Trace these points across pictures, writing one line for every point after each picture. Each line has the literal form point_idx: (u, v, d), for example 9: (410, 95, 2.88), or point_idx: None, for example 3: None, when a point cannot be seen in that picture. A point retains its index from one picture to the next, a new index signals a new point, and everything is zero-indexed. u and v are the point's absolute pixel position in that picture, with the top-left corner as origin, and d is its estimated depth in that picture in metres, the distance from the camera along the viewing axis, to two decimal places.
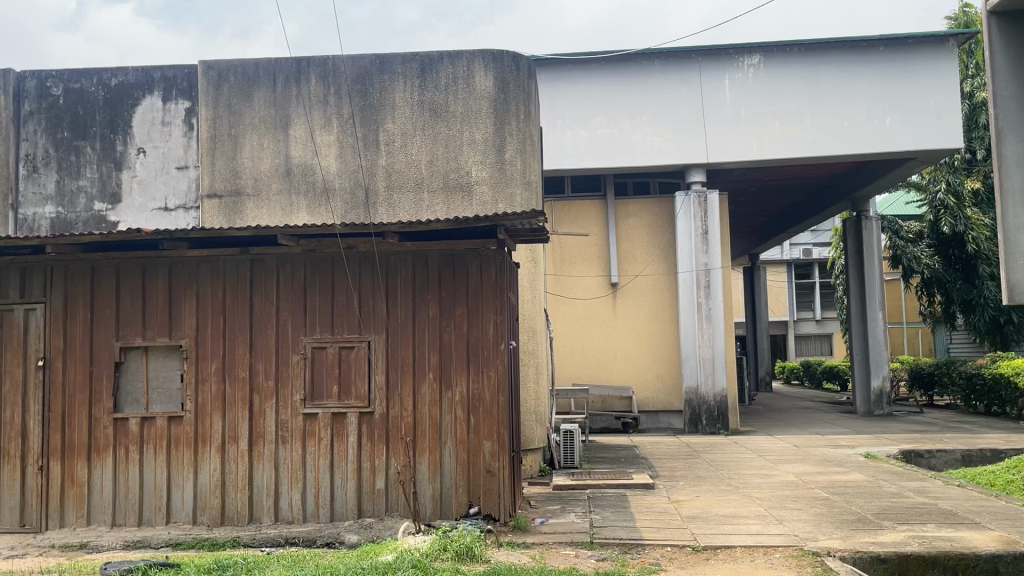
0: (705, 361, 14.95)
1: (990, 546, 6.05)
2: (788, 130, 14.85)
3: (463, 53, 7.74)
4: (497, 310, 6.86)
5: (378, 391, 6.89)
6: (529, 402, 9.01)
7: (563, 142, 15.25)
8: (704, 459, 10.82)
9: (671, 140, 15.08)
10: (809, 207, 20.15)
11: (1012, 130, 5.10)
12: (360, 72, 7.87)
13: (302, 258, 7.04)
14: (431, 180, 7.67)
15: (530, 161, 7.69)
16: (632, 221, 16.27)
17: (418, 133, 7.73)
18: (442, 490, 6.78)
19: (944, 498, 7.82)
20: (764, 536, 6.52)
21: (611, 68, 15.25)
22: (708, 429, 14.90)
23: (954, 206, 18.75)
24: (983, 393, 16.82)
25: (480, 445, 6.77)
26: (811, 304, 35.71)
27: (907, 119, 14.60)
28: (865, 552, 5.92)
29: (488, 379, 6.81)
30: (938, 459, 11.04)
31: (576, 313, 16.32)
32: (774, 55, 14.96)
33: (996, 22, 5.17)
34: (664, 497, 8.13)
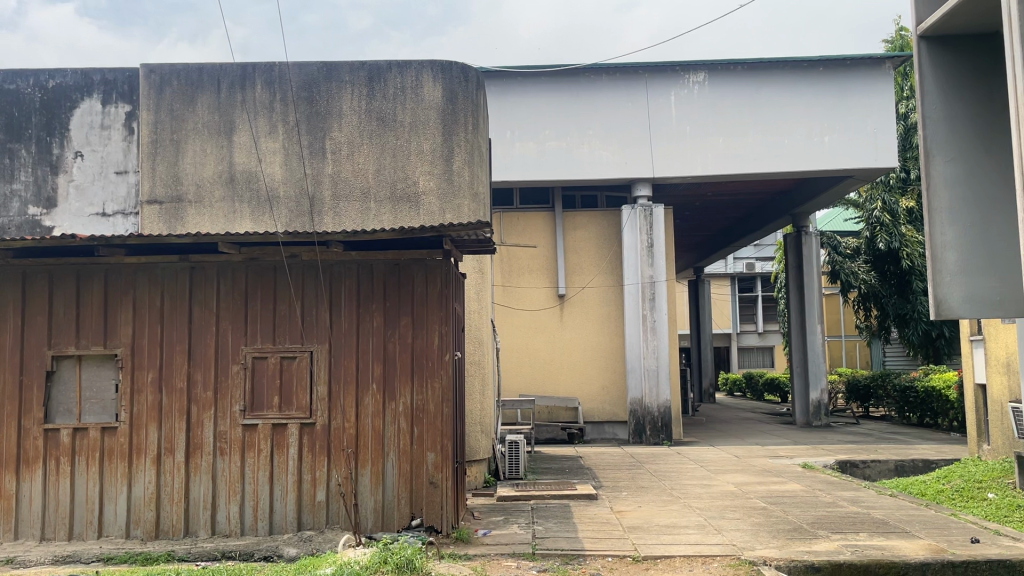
0: (649, 372, 15.11)
1: (919, 553, 6.23)
2: (732, 146, 15.15)
3: (412, 62, 7.72)
4: (442, 321, 6.85)
5: (320, 402, 6.81)
6: (473, 413, 8.97)
7: (511, 154, 15.33)
8: (647, 469, 10.92)
9: (618, 154, 15.27)
10: (752, 222, 20.55)
11: (940, 151, 5.27)
12: (307, 80, 7.76)
13: (243, 266, 6.93)
14: (378, 190, 7.59)
15: (478, 172, 7.68)
16: (579, 233, 16.41)
17: (365, 142, 7.66)
18: (384, 501, 6.72)
19: (877, 507, 8.02)
20: (703, 546, 6.60)
21: (559, 81, 15.37)
22: (652, 439, 15.07)
23: (889, 223, 19.38)
24: (917, 405, 17.32)
25: (423, 456, 6.74)
26: (754, 318, 36.39)
27: (845, 139, 15.04)
28: (800, 560, 6.05)
29: (432, 390, 6.79)
30: (872, 469, 11.34)
31: (524, 323, 16.35)
32: (719, 73, 15.27)
33: (927, 46, 5.36)
34: (606, 507, 8.18)
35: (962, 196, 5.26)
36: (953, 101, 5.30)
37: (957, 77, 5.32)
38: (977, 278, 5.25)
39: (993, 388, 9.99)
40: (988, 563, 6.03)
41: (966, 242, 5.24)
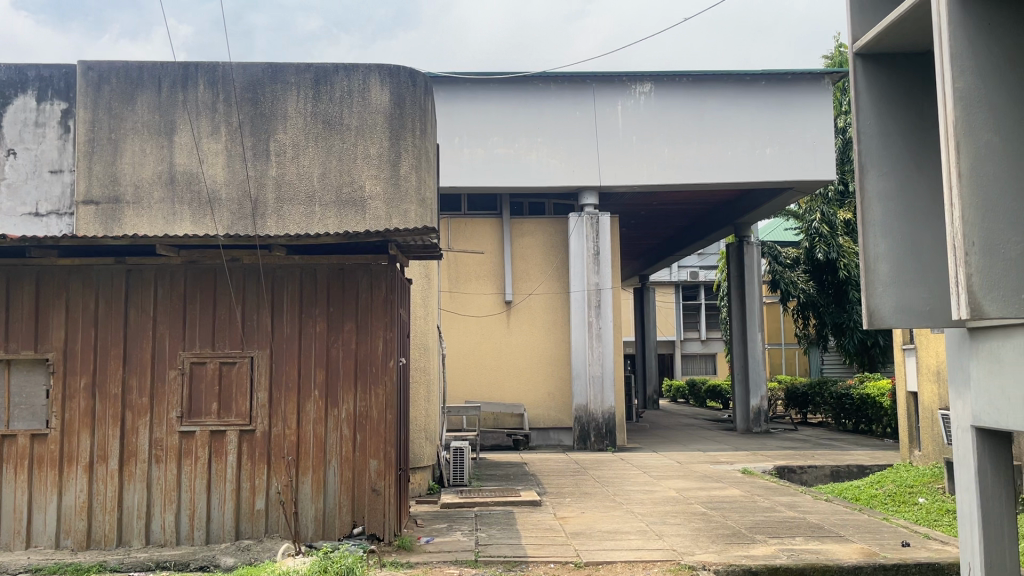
0: (594, 379, 15.26)
1: (852, 557, 6.40)
2: (677, 157, 15.39)
3: (358, 66, 7.56)
4: (387, 325, 6.80)
5: (260, 408, 6.69)
6: (418, 419, 8.92)
7: (460, 160, 15.30)
8: (591, 476, 10.99)
9: (565, 163, 15.40)
10: (695, 232, 20.88)
11: (873, 166, 5.43)
12: (251, 81, 7.53)
13: (182, 269, 6.78)
14: (323, 193, 7.38)
15: (425, 177, 7.58)
16: (526, 240, 16.48)
17: (310, 145, 7.44)
18: (325, 510, 6.64)
19: (813, 512, 8.21)
20: (644, 551, 6.67)
21: (507, 89, 15.42)
22: (597, 445, 15.20)
23: (827, 234, 19.95)
24: (852, 411, 17.79)
25: (366, 463, 6.68)
26: (697, 325, 36.99)
27: (786, 151, 15.40)
28: (738, 564, 6.16)
29: (376, 396, 6.74)
30: (809, 475, 11.61)
31: (470, 330, 16.32)
32: (664, 84, 15.49)
33: (862, 63, 5.50)
34: (549, 513, 8.22)
35: (893, 209, 5.42)
36: (886, 118, 5.46)
37: (891, 93, 5.47)
38: (907, 289, 5.41)
39: (924, 396, 10.29)
40: (918, 566, 6.19)
41: (896, 255, 5.42)
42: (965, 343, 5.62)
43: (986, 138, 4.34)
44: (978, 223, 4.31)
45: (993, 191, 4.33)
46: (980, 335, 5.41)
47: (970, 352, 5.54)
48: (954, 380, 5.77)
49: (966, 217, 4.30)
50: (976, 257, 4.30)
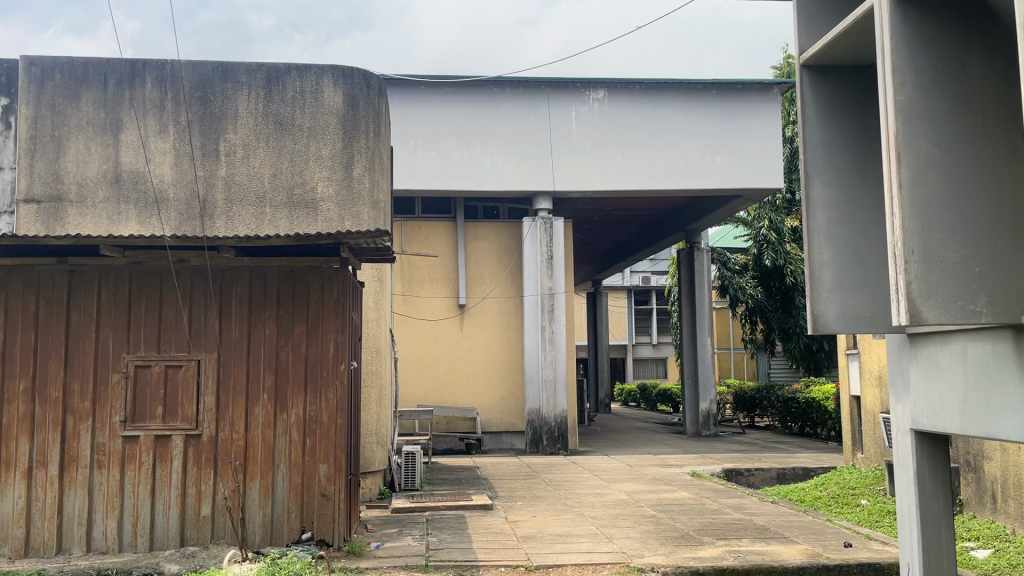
0: (547, 383, 15.33)
1: (797, 558, 6.54)
2: (629, 163, 15.56)
3: (311, 66, 6.72)
4: (338, 329, 6.74)
5: (207, 413, 6.57)
6: (370, 424, 8.83)
7: (414, 163, 15.23)
8: (542, 479, 11.03)
9: (520, 167, 15.44)
10: (648, 237, 21.10)
11: (817, 175, 5.56)
12: (200, 80, 6.55)
13: (126, 269, 6.63)
14: (273, 194, 6.56)
15: (380, 180, 6.80)
16: (480, 243, 16.47)
17: (261, 145, 6.59)
18: (273, 515, 6.56)
19: (758, 514, 8.36)
20: (594, 554, 6.73)
21: (461, 92, 15.40)
22: (549, 449, 15.27)
23: (775, 241, 20.36)
24: (798, 415, 18.17)
25: (315, 468, 6.61)
26: (649, 330, 37.40)
27: (735, 159, 15.67)
28: (686, 566, 6.26)
29: (326, 401, 6.67)
30: (756, 477, 11.82)
31: (424, 334, 16.25)
32: (618, 91, 15.64)
33: (808, 74, 5.63)
34: (500, 517, 8.23)
35: (837, 217, 5.55)
36: (831, 129, 5.59)
37: (835, 104, 5.61)
38: (849, 296, 5.55)
39: (866, 399, 10.55)
40: (859, 567, 6.35)
41: (840, 262, 5.55)
42: (905, 348, 5.79)
43: (926, 149, 4.48)
44: (918, 232, 4.44)
45: (932, 201, 4.46)
46: (918, 340, 5.59)
47: (910, 357, 5.72)
48: (894, 384, 5.94)
49: (906, 226, 4.42)
50: (916, 264, 4.42)
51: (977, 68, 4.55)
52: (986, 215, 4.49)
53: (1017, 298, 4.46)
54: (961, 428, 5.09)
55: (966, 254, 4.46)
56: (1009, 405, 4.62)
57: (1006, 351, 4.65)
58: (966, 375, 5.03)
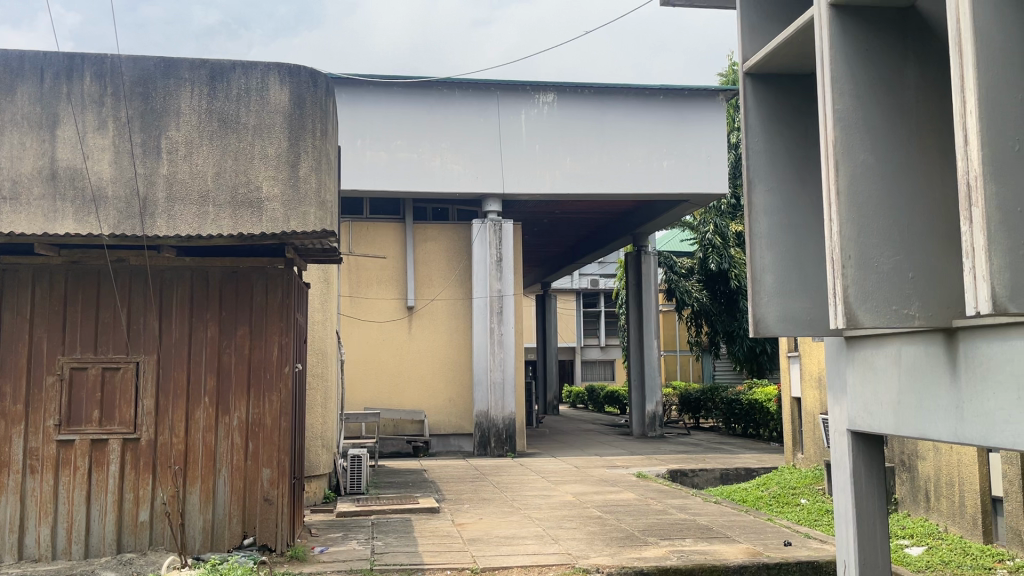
0: (495, 385, 15.35)
1: (738, 557, 6.65)
2: (577, 167, 15.67)
3: (258, 63, 6.57)
4: (283, 330, 6.65)
5: (146, 416, 6.42)
6: (315, 427, 8.72)
7: (363, 163, 15.10)
8: (490, 481, 11.02)
9: (469, 169, 15.43)
10: (596, 240, 21.26)
11: (760, 181, 5.66)
12: (141, 75, 6.39)
13: (62, 269, 6.43)
14: (217, 193, 6.40)
15: (327, 180, 6.68)
16: (429, 245, 16.41)
17: (204, 144, 6.44)
18: (214, 520, 6.43)
19: (702, 514, 8.48)
20: (540, 556, 6.75)
21: (411, 93, 15.33)
22: (496, 451, 15.29)
23: (720, 245, 20.80)
24: (741, 416, 18.51)
25: (258, 473, 6.50)
26: (597, 332, 37.73)
27: (682, 164, 15.90)
28: (631, 567, 6.33)
29: (270, 404, 6.57)
30: (700, 478, 12.00)
31: (371, 335, 16.11)
32: (567, 95, 15.74)
33: (751, 82, 5.74)
34: (447, 520, 8.20)
35: (779, 222, 5.66)
36: (773, 136, 5.70)
37: (777, 112, 5.73)
38: (789, 300, 5.67)
39: (807, 401, 10.79)
40: (799, 565, 6.49)
41: (780, 267, 5.67)
42: (842, 351, 5.94)
43: (863, 157, 4.60)
44: (854, 239, 4.56)
45: (868, 208, 4.59)
46: (855, 343, 5.75)
47: (846, 360, 5.87)
48: (832, 386, 6.09)
49: (843, 232, 4.55)
50: (852, 270, 4.55)
51: (912, 79, 4.69)
52: (920, 222, 4.63)
53: (948, 304, 4.61)
54: (895, 428, 5.26)
55: (900, 259, 4.59)
56: (941, 406, 4.81)
57: (938, 353, 4.83)
58: (899, 377, 5.21)
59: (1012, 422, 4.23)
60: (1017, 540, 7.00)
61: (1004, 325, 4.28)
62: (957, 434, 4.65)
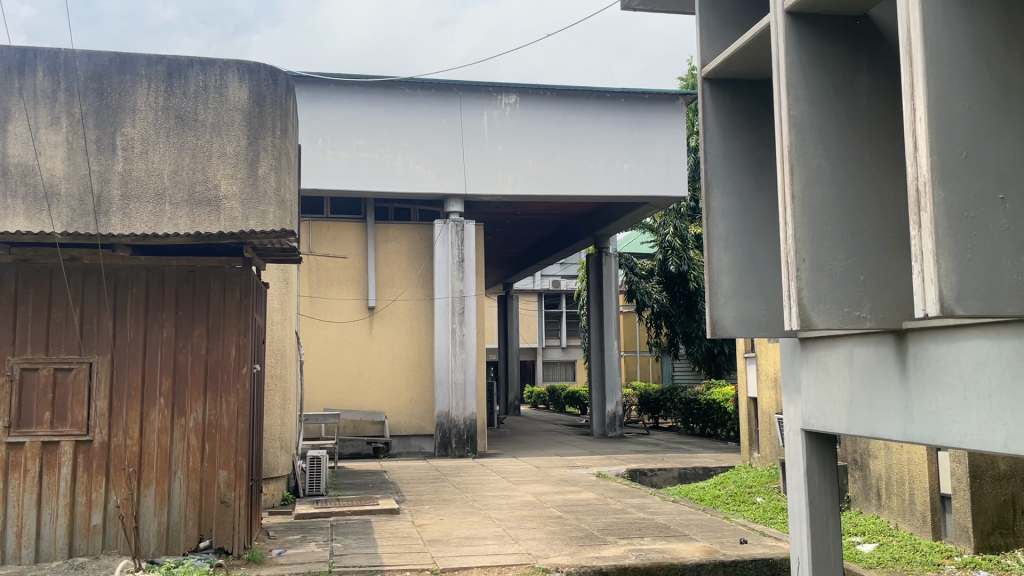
0: (456, 386, 15.33)
1: (695, 555, 6.74)
2: (539, 168, 15.74)
3: (216, 60, 6.48)
4: (241, 331, 6.58)
5: (99, 417, 6.30)
6: (273, 429, 8.64)
7: (323, 162, 14.98)
8: (451, 482, 11.02)
9: (431, 169, 15.39)
10: (557, 241, 21.35)
11: (718, 185, 5.75)
12: (96, 71, 6.26)
13: (13, 268, 6.29)
14: (173, 191, 6.30)
15: (286, 179, 6.61)
16: (391, 245, 16.34)
17: (160, 141, 6.34)
18: (169, 523, 6.34)
19: (660, 513, 8.58)
20: (500, 556, 6.77)
21: (372, 92, 15.24)
22: (457, 452, 15.28)
23: (679, 247, 21.05)
24: (700, 416, 18.74)
25: (214, 474, 6.43)
26: (558, 333, 37.91)
27: (642, 167, 16.04)
28: (590, 566, 6.38)
29: (227, 405, 6.49)
30: (659, 477, 12.14)
31: (331, 336, 15.99)
32: (529, 96, 15.80)
33: (709, 87, 5.82)
34: (407, 521, 8.18)
35: (736, 226, 5.76)
36: (731, 140, 5.80)
37: (734, 116, 5.82)
38: (746, 302, 5.76)
39: (763, 401, 10.97)
40: (754, 563, 6.61)
41: (737, 269, 5.76)
42: (796, 352, 6.05)
43: (816, 162, 4.69)
44: (808, 242, 4.65)
45: (821, 211, 4.68)
46: (809, 344, 5.87)
47: (801, 361, 5.98)
48: (786, 386, 6.20)
49: (798, 235, 4.63)
50: (806, 273, 4.64)
51: (864, 87, 4.79)
52: (872, 226, 4.73)
53: (897, 306, 4.73)
54: (847, 427, 5.39)
55: (853, 262, 4.70)
56: (891, 405, 4.94)
57: (888, 354, 4.96)
58: (852, 377, 5.33)
59: (957, 421, 4.37)
60: (964, 536, 7.20)
61: (951, 327, 4.41)
62: (906, 433, 4.78)
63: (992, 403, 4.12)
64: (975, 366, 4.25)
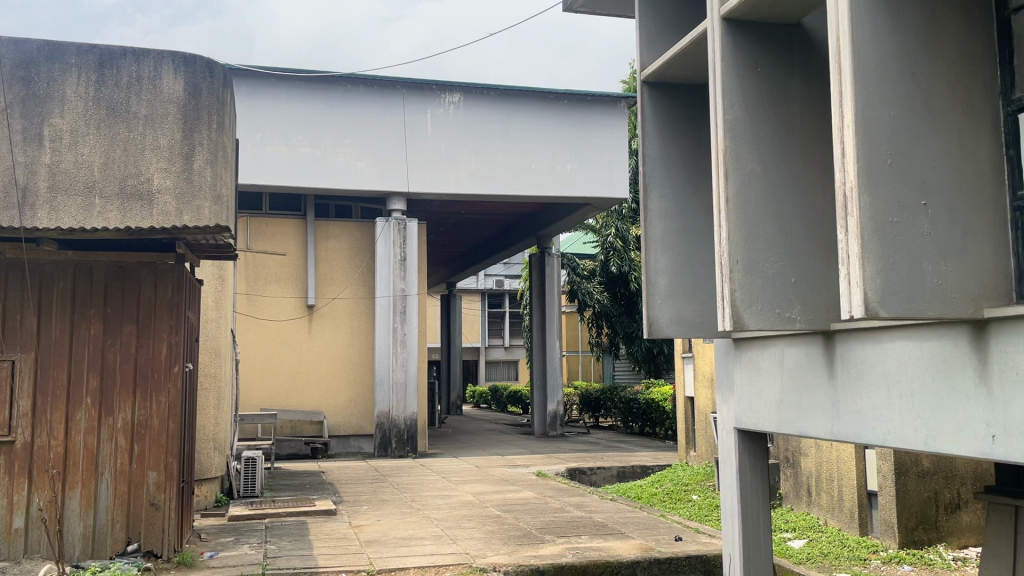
0: (397, 386, 15.22)
1: (631, 552, 6.82)
2: (482, 168, 15.73)
3: (150, 50, 6.30)
4: (172, 329, 6.42)
5: (22, 417, 6.08)
6: (207, 429, 8.45)
7: (262, 157, 14.72)
8: (390, 482, 10.94)
9: (373, 166, 15.25)
10: (501, 241, 21.36)
11: (656, 187, 5.82)
12: (23, 59, 6.05)
13: None
14: (103, 184, 6.11)
15: (222, 174, 6.46)
16: (331, 243, 16.14)
17: (90, 133, 6.13)
18: (95, 526, 6.15)
19: (598, 511, 8.66)
20: (437, 556, 6.75)
21: (313, 87, 15.03)
22: (397, 452, 15.20)
23: (621, 248, 21.29)
24: (639, 415, 18.97)
25: (143, 475, 6.27)
26: (501, 333, 37.97)
27: (585, 168, 16.16)
28: (527, 565, 6.40)
29: (157, 405, 6.33)
30: (598, 475, 12.25)
31: (269, 334, 15.73)
32: (473, 95, 15.77)
33: (648, 90, 5.91)
34: (344, 522, 8.09)
35: (674, 228, 5.84)
36: (668, 143, 5.87)
37: (673, 120, 5.90)
38: (682, 302, 5.85)
39: (699, 401, 11.15)
40: (688, 560, 6.73)
41: (674, 270, 5.84)
42: (730, 352, 6.16)
43: (751, 166, 4.79)
44: (742, 244, 4.73)
45: (755, 215, 4.77)
46: (742, 344, 5.98)
47: (734, 361, 6.09)
48: (720, 386, 6.30)
49: (731, 237, 4.72)
50: (739, 275, 4.72)
51: (797, 93, 4.90)
52: (803, 229, 4.84)
53: (826, 308, 4.85)
54: (777, 426, 5.52)
55: (784, 265, 4.80)
56: (819, 405, 5.07)
57: (817, 355, 5.09)
58: (782, 377, 5.46)
59: (881, 420, 4.50)
60: (889, 532, 7.44)
61: (876, 329, 4.54)
62: (833, 431, 4.92)
63: (913, 402, 4.27)
64: (898, 366, 4.39)
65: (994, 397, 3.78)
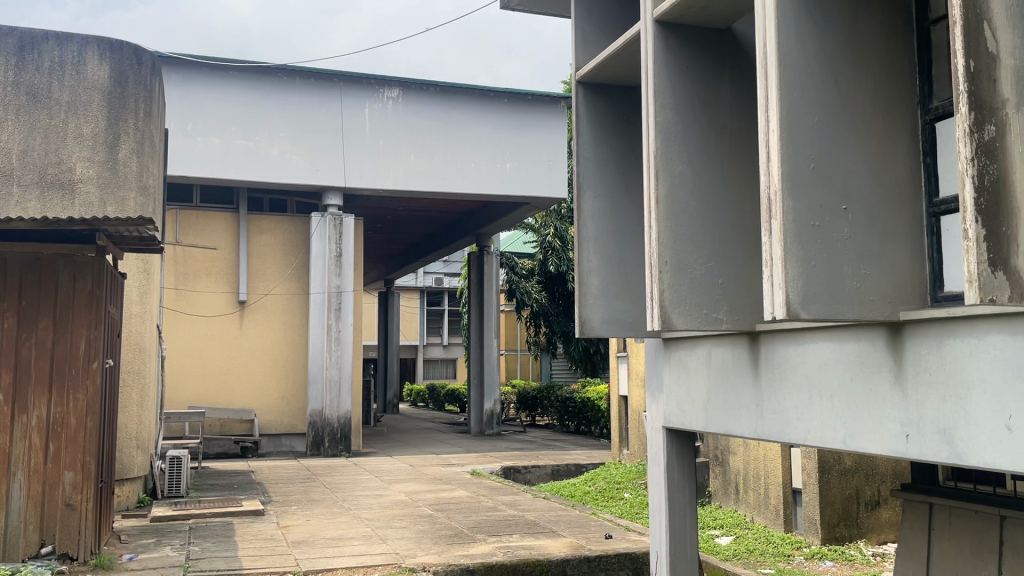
0: (331, 384, 15.02)
1: (561, 551, 6.84)
2: (421, 164, 15.63)
3: (74, 35, 6.06)
4: (91, 324, 6.19)
5: None
6: (127, 427, 8.23)
7: (194, 148, 14.36)
8: (321, 482, 10.79)
9: (309, 159, 15.02)
10: (440, 239, 21.27)
11: (589, 186, 5.84)
12: None
13: None
14: (22, 172, 5.86)
15: (149, 164, 6.23)
16: (264, 238, 15.84)
17: (8, 119, 5.87)
18: (6, 528, 5.89)
19: (529, 510, 8.67)
20: (366, 556, 6.66)
21: (248, 78, 14.72)
22: (330, 450, 15.04)
23: (559, 248, 21.43)
24: (575, 414, 19.09)
25: (58, 475, 6.03)
26: (439, 330, 37.84)
27: (525, 167, 16.19)
28: (456, 564, 6.36)
29: (74, 403, 6.09)
30: (532, 474, 12.28)
31: (198, 330, 15.34)
32: (412, 91, 15.66)
33: (583, 90, 5.93)
34: (272, 522, 7.93)
35: (606, 228, 5.87)
36: (602, 143, 5.90)
37: (607, 121, 5.93)
38: (613, 302, 5.88)
39: (632, 400, 11.28)
40: (617, 558, 6.79)
41: (606, 270, 5.87)
42: (659, 352, 6.23)
43: (681, 168, 4.83)
44: (671, 245, 4.77)
45: (684, 217, 4.82)
46: (671, 344, 6.05)
47: (663, 361, 6.16)
48: (649, 385, 6.36)
49: (661, 238, 4.75)
50: (668, 275, 4.76)
51: (727, 97, 4.97)
52: (730, 231, 4.90)
53: (751, 309, 4.93)
54: (704, 424, 5.59)
55: (712, 266, 4.85)
56: (744, 404, 5.15)
57: (742, 355, 5.17)
58: (709, 377, 5.54)
59: (802, 419, 4.59)
60: (813, 528, 7.62)
61: (799, 330, 4.63)
62: (757, 430, 5.00)
63: (833, 402, 4.37)
64: (819, 367, 4.48)
65: (908, 398, 3.88)
